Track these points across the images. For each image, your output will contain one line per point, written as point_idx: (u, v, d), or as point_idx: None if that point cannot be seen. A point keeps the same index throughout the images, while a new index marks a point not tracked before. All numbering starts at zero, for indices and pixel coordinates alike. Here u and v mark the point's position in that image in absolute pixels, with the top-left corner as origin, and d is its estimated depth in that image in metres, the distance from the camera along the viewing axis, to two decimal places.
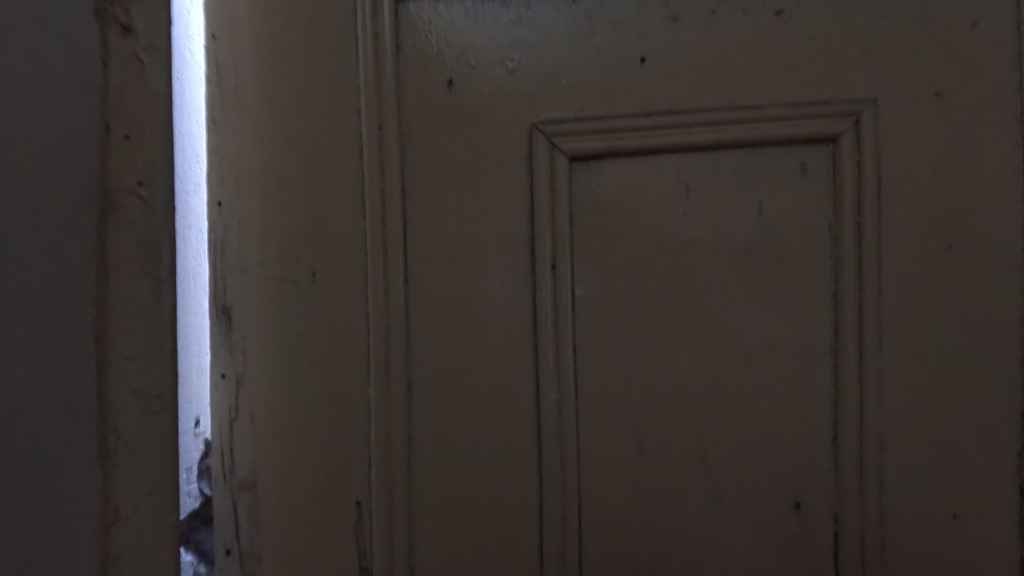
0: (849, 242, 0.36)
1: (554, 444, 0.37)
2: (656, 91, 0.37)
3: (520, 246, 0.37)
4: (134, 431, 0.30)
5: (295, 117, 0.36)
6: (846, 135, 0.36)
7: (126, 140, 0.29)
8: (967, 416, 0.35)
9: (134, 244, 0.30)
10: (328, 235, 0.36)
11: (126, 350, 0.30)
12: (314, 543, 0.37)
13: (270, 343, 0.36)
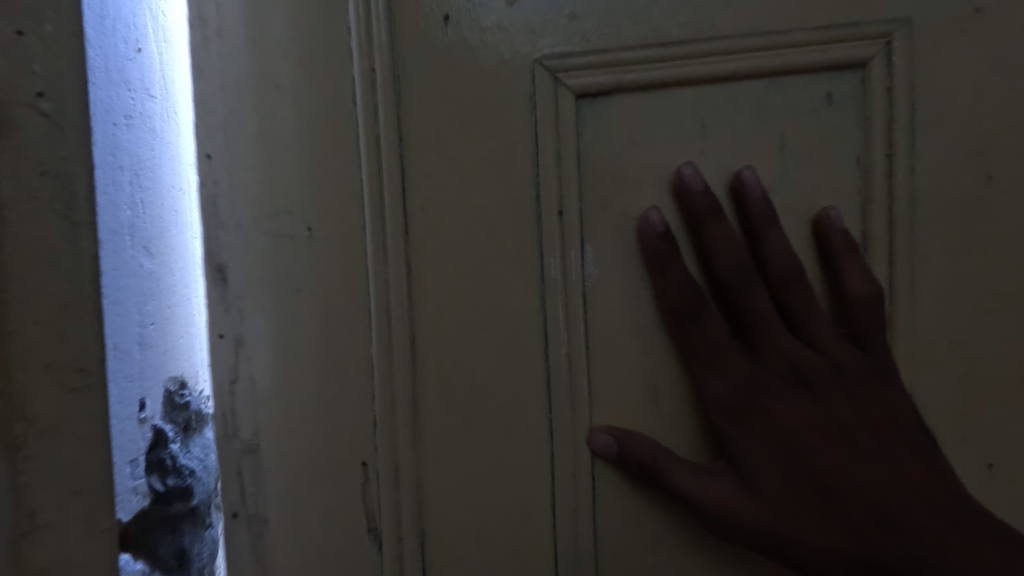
0: (880, 176, 0.32)
1: (563, 410, 0.32)
2: (669, 19, 0.31)
3: (525, 190, 0.31)
4: (50, 415, 0.28)
5: (282, 43, 0.31)
6: (880, 57, 0.31)
7: (20, 38, 0.27)
8: (1013, 359, 0.31)
9: (39, 172, 0.27)
10: (320, 178, 0.31)
11: (34, 314, 0.27)
12: (321, 534, 0.32)
13: (267, 301, 0.31)
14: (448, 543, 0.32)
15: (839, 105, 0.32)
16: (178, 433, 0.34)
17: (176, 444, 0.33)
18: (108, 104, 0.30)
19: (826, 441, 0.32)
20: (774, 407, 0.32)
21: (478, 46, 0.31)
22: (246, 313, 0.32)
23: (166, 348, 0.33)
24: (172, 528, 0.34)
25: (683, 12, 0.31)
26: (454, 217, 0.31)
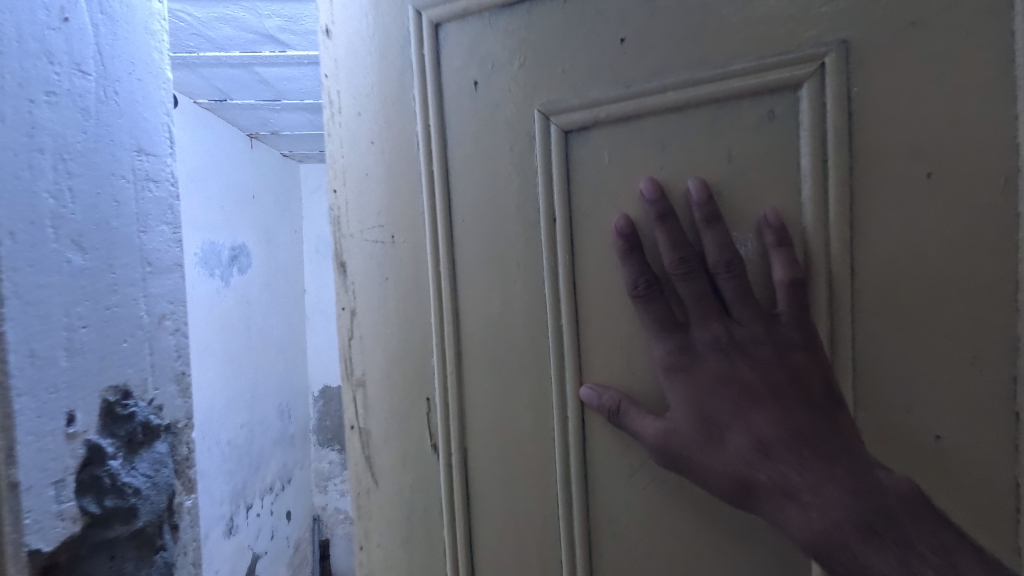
0: (818, 176, 0.41)
1: (555, 344, 0.50)
2: (633, 66, 0.45)
3: (528, 201, 0.50)
4: None
5: (382, 128, 0.55)
6: (812, 78, 0.40)
7: None
8: (958, 335, 0.38)
9: None
10: (401, 211, 0.55)
11: None
12: (402, 413, 0.57)
13: (372, 281, 0.57)
14: (478, 425, 0.54)
15: (781, 120, 0.41)
16: (116, 451, 0.47)
17: (109, 462, 0.46)
18: (29, 78, 0.41)
19: (733, 392, 0.42)
20: (698, 366, 0.43)
21: (497, 104, 0.50)
22: (358, 287, 0.58)
23: (88, 307, 0.45)
24: (111, 547, 0.46)
25: (645, 60, 0.45)
26: (477, 226, 0.52)
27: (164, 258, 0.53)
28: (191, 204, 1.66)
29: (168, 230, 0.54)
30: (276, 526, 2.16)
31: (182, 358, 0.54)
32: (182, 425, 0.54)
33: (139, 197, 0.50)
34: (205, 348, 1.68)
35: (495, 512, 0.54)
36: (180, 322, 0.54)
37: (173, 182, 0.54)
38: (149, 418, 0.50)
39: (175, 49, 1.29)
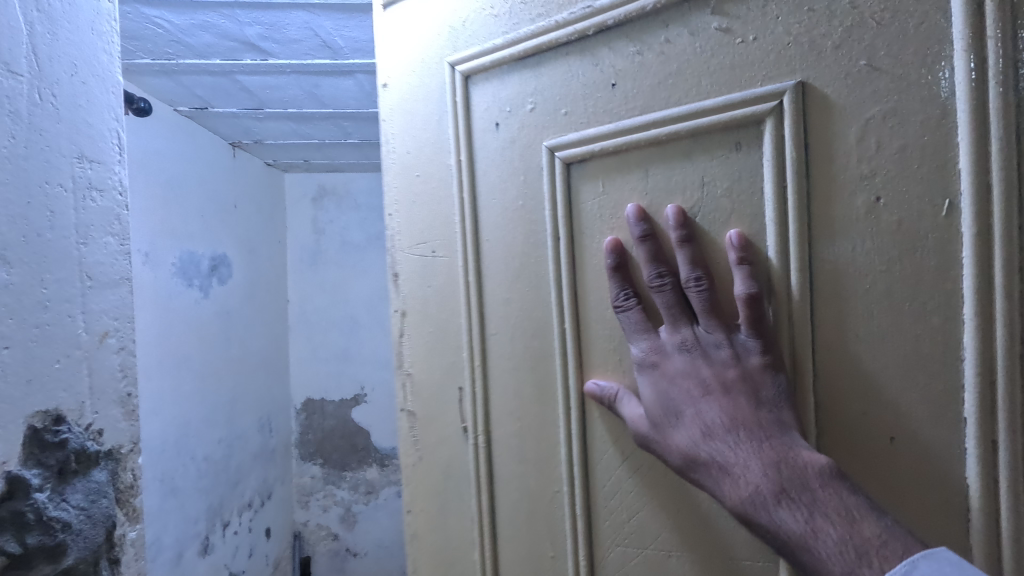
0: (781, 194, 0.52)
1: (562, 335, 0.63)
2: (621, 107, 0.58)
3: (540, 220, 0.63)
4: None
5: (426, 163, 0.70)
6: (770, 117, 0.52)
7: None
8: (903, 334, 0.49)
9: None
10: (440, 231, 0.70)
11: None
12: (441, 395, 0.70)
13: (419, 288, 0.71)
14: (501, 401, 0.67)
15: (745, 148, 0.53)
16: (42, 483, 0.47)
17: (35, 495, 0.47)
18: None
19: (692, 388, 0.53)
20: (667, 365, 0.55)
21: (514, 139, 0.65)
22: (405, 293, 0.72)
23: (56, 302, 0.50)
24: None
25: (636, 104, 0.58)
26: (500, 242, 0.66)
27: (107, 268, 0.55)
28: (172, 213, 1.62)
29: (112, 242, 0.56)
30: (255, 544, 2.10)
31: (126, 378, 0.57)
32: (124, 450, 0.57)
33: (80, 205, 0.53)
34: (184, 361, 1.64)
35: (510, 472, 0.67)
36: (123, 340, 0.57)
37: (120, 191, 0.58)
38: (86, 444, 0.52)
39: (153, 57, 1.27)
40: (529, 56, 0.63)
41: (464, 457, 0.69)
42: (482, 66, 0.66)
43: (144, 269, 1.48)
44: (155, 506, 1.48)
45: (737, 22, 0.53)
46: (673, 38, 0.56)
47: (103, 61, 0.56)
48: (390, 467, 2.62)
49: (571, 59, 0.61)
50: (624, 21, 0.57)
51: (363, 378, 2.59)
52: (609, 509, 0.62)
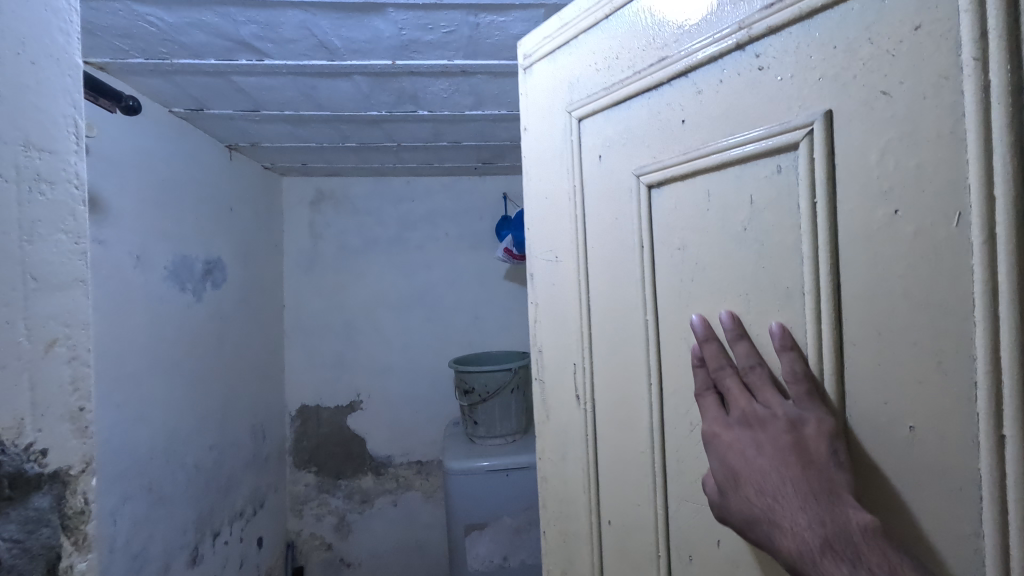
0: (811, 217, 0.50)
1: (647, 339, 0.67)
2: (685, 137, 0.60)
3: (627, 230, 0.68)
4: None
5: (552, 183, 0.79)
6: (803, 140, 0.50)
7: None
8: (920, 340, 0.44)
9: None
10: (559, 238, 0.79)
11: None
12: (562, 378, 0.79)
13: (547, 285, 0.81)
14: (600, 390, 0.74)
15: (785, 173, 0.53)
16: None
17: None
18: None
19: (746, 460, 0.54)
20: (725, 439, 0.56)
21: (608, 165, 0.70)
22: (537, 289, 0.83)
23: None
24: None
25: (697, 133, 0.59)
26: (602, 244, 0.72)
27: (58, 269, 0.50)
28: (165, 215, 1.59)
29: (64, 239, 0.50)
30: (246, 554, 2.05)
31: (78, 392, 0.52)
32: (73, 471, 0.51)
33: (23, 199, 0.47)
34: (175, 366, 1.60)
35: (609, 444, 0.73)
36: (74, 350, 0.51)
37: (75, 183, 0.52)
38: (23, 466, 0.47)
39: (147, 55, 1.25)
40: (625, 101, 0.68)
41: (577, 428, 0.77)
42: (593, 108, 0.72)
43: (137, 272, 1.45)
44: (145, 515, 1.44)
45: (773, 58, 0.52)
46: (725, 76, 0.56)
47: (59, 40, 0.51)
48: (385, 475, 2.58)
49: (652, 102, 0.64)
50: (688, 66, 0.59)
51: (359, 385, 2.56)
52: (681, 474, 0.65)
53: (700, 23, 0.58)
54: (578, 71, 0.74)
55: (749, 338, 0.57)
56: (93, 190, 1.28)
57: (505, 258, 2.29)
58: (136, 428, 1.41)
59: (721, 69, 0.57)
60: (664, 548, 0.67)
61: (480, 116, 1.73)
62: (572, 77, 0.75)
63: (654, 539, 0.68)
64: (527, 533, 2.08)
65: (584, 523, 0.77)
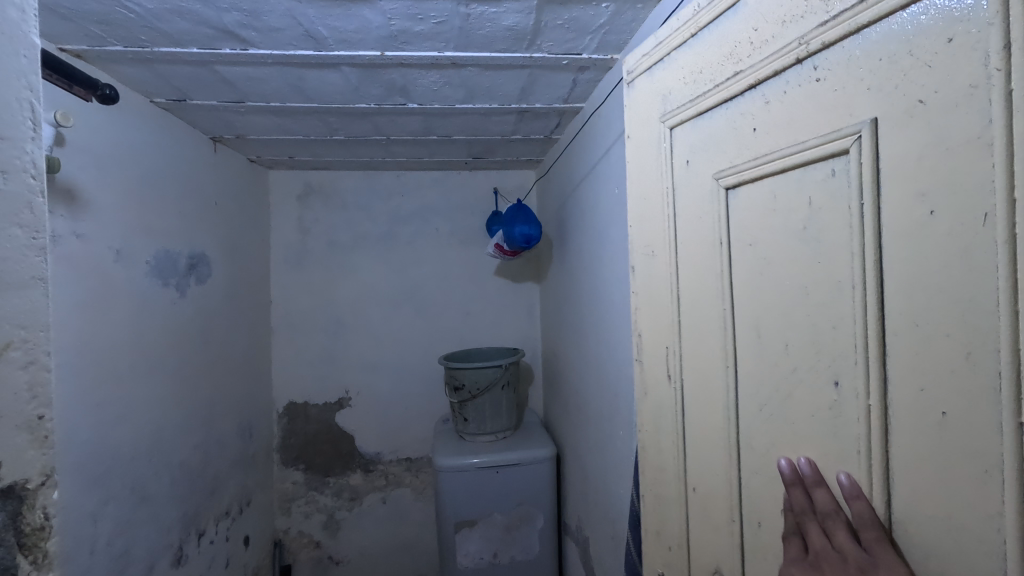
0: (860, 222, 0.48)
1: (727, 340, 0.66)
2: (756, 144, 0.60)
3: (710, 227, 0.68)
4: None
5: (649, 184, 0.81)
6: (853, 146, 0.48)
7: None
8: (955, 332, 0.41)
9: None
10: (654, 233, 0.80)
11: None
12: (658, 368, 0.81)
13: (648, 278, 0.83)
14: (689, 383, 0.74)
15: (839, 177, 0.50)
16: None
17: None
18: None
19: None
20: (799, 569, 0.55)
21: (693, 167, 0.71)
22: (640, 283, 0.85)
23: None
24: None
25: (765, 140, 0.58)
26: (689, 235, 0.72)
27: (12, 269, 0.43)
28: (147, 208, 1.54)
29: (19, 234, 0.44)
30: (232, 553, 2.02)
31: (37, 399, 0.45)
32: (31, 485, 0.45)
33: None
34: (158, 363, 1.57)
35: (696, 428, 0.73)
36: (33, 354, 0.45)
37: (32, 173, 0.45)
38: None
39: (126, 43, 1.21)
40: (708, 111, 0.67)
41: (670, 412, 0.79)
42: (686, 118, 0.72)
43: (118, 267, 1.41)
44: (127, 516, 1.40)
45: (828, 70, 0.50)
46: (789, 88, 0.54)
47: (10, 11, 0.44)
48: (374, 472, 2.56)
49: (730, 112, 0.64)
50: (758, 79, 0.58)
51: (347, 382, 2.53)
52: (749, 446, 0.64)
53: (770, 37, 0.56)
54: (671, 81, 0.75)
55: (807, 325, 0.54)
56: (71, 182, 1.23)
57: (495, 253, 2.29)
58: (118, 427, 1.38)
59: (785, 82, 0.55)
60: (737, 513, 0.66)
61: (471, 110, 1.70)
62: (666, 87, 0.76)
63: (730, 499, 0.67)
64: (517, 530, 2.08)
65: (674, 487, 0.79)
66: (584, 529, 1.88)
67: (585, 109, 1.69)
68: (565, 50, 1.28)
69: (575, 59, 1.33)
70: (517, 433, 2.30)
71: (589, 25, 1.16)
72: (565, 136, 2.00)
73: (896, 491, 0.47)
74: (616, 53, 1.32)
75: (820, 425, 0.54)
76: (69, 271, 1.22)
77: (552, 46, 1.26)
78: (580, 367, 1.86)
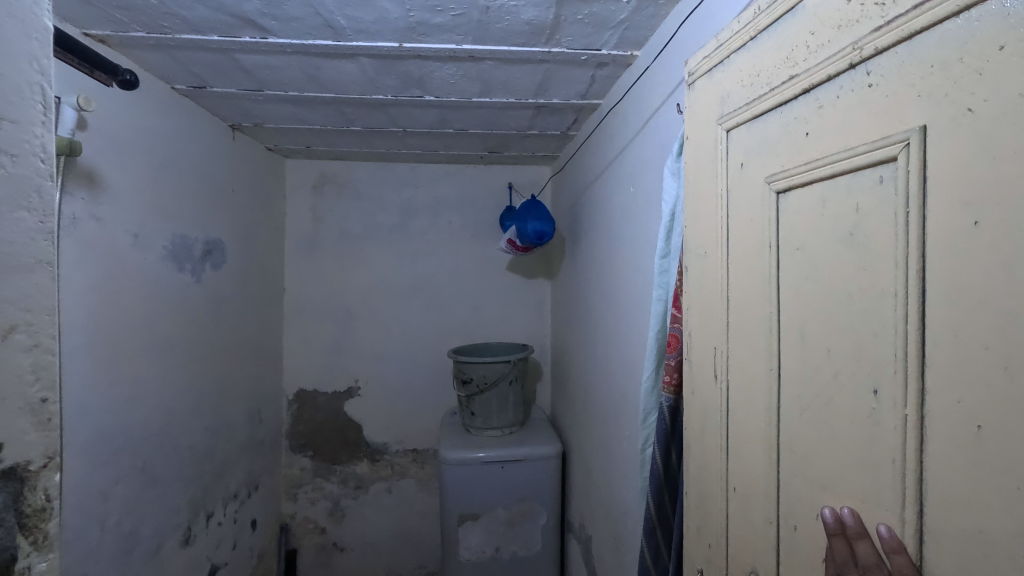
0: (906, 234, 0.44)
1: (773, 355, 0.61)
2: (806, 149, 0.55)
3: (760, 230, 0.63)
4: None
5: (702, 184, 0.76)
6: (901, 153, 0.44)
7: None
8: (993, 344, 0.37)
9: None
10: (705, 234, 0.75)
11: None
12: (703, 378, 0.76)
13: (695, 281, 0.78)
14: (733, 396, 0.69)
15: (886, 185, 0.46)
16: None
17: None
18: None
19: None
20: None
21: (744, 168, 0.66)
22: (688, 287, 0.80)
23: None
24: None
25: (814, 145, 0.53)
26: (739, 235, 0.67)
27: (18, 253, 0.44)
28: (164, 194, 1.56)
29: (27, 218, 0.45)
30: (239, 536, 2.05)
31: (41, 381, 0.46)
32: (33, 467, 0.46)
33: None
34: (171, 347, 1.59)
35: (739, 440, 0.68)
36: (37, 336, 0.45)
37: (42, 157, 0.46)
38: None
39: (148, 29, 1.22)
40: (763, 115, 0.62)
41: (714, 424, 0.74)
42: (740, 120, 0.66)
43: (134, 251, 1.43)
44: (137, 496, 1.43)
45: (881, 75, 0.45)
46: (842, 93, 0.50)
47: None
48: (380, 462, 2.58)
49: (784, 116, 0.58)
50: (812, 84, 0.53)
51: (357, 371, 2.55)
52: (792, 452, 0.58)
53: (827, 41, 0.51)
54: (729, 84, 0.69)
55: (851, 334, 0.50)
56: (91, 166, 1.25)
57: (508, 248, 2.28)
58: (130, 408, 1.40)
59: (839, 87, 0.50)
60: (775, 514, 0.62)
61: (487, 104, 1.69)
62: (724, 90, 0.70)
63: (770, 509, 0.62)
64: (519, 526, 2.09)
65: (716, 487, 0.73)
66: (586, 528, 1.87)
67: (603, 106, 1.67)
68: (585, 45, 1.27)
69: (594, 55, 1.32)
70: (523, 429, 2.30)
71: (609, 20, 1.14)
72: (581, 133, 1.99)
73: (928, 508, 0.42)
74: (636, 50, 1.30)
75: (853, 440, 0.49)
76: (86, 254, 1.24)
77: (571, 41, 1.25)
78: (588, 365, 1.85)
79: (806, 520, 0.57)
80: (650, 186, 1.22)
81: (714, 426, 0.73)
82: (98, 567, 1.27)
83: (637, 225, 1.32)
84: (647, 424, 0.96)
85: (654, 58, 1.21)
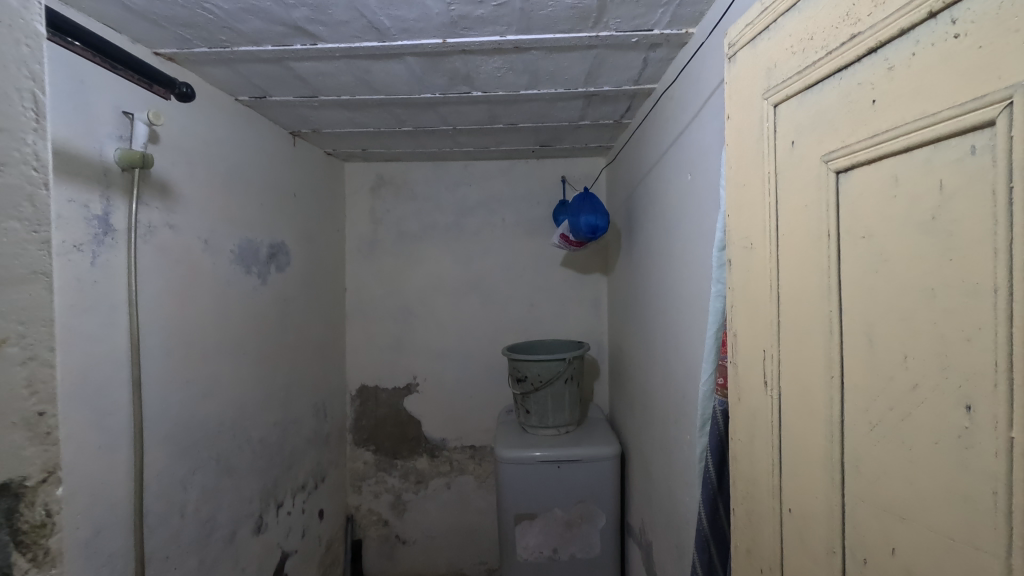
0: (1012, 216, 0.35)
1: (835, 362, 0.53)
2: (875, 120, 0.46)
3: (815, 220, 0.55)
4: None
5: (746, 170, 0.68)
6: (1001, 116, 0.36)
7: None
8: None
9: None
10: (751, 225, 0.67)
11: None
12: (751, 383, 0.68)
13: (742, 277, 0.70)
14: (786, 405, 0.61)
15: (980, 157, 0.38)
16: None
17: None
18: None
19: None
20: None
21: (796, 148, 0.58)
22: (733, 282, 0.72)
23: None
24: None
25: (886, 114, 0.45)
26: (791, 225, 0.59)
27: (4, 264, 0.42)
28: (232, 202, 1.65)
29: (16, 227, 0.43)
30: (308, 525, 2.15)
31: (36, 394, 0.44)
32: (31, 483, 0.44)
33: None
34: (240, 347, 1.68)
35: (795, 455, 0.60)
36: None
37: None
38: None
39: (209, 44, 1.28)
40: (817, 84, 0.54)
41: (764, 436, 0.66)
42: (790, 93, 0.58)
43: (205, 255, 1.51)
44: (213, 485, 1.52)
45: (973, 23, 0.38)
46: (920, 50, 0.42)
47: None
48: (439, 458, 2.62)
49: (844, 83, 0.50)
50: (879, 42, 0.45)
51: (415, 368, 2.60)
52: (857, 470, 0.51)
53: None
54: (776, 53, 0.61)
55: (932, 336, 0.42)
56: (163, 177, 1.34)
57: (561, 243, 2.23)
58: (204, 403, 1.49)
59: (915, 42, 0.42)
60: (839, 543, 0.54)
61: (535, 96, 1.65)
62: (770, 60, 0.62)
63: (832, 536, 0.55)
64: (578, 527, 2.03)
65: (768, 508, 0.66)
66: (647, 533, 1.80)
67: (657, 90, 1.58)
68: (635, 26, 1.19)
69: (646, 36, 1.24)
70: (580, 428, 2.25)
71: None
72: (636, 121, 1.89)
73: None
74: (691, 27, 1.21)
75: (940, 462, 0.42)
76: (161, 260, 1.32)
77: (619, 23, 1.18)
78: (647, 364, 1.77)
79: (880, 553, 0.49)
80: (709, 172, 1.13)
81: (765, 439, 0.66)
82: (179, 551, 1.36)
83: (695, 215, 1.23)
84: (705, 432, 0.90)
85: (710, 33, 1.12)
